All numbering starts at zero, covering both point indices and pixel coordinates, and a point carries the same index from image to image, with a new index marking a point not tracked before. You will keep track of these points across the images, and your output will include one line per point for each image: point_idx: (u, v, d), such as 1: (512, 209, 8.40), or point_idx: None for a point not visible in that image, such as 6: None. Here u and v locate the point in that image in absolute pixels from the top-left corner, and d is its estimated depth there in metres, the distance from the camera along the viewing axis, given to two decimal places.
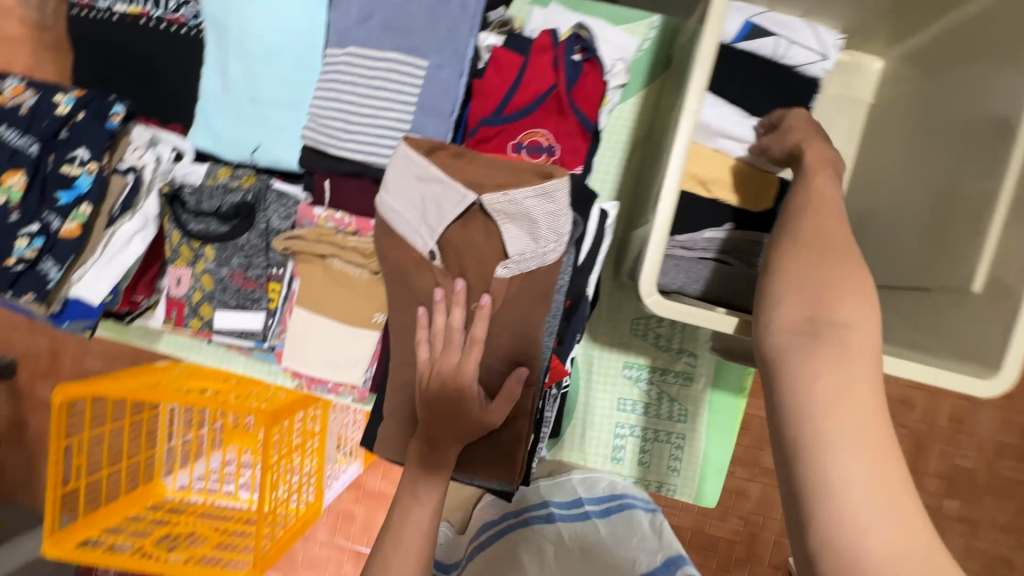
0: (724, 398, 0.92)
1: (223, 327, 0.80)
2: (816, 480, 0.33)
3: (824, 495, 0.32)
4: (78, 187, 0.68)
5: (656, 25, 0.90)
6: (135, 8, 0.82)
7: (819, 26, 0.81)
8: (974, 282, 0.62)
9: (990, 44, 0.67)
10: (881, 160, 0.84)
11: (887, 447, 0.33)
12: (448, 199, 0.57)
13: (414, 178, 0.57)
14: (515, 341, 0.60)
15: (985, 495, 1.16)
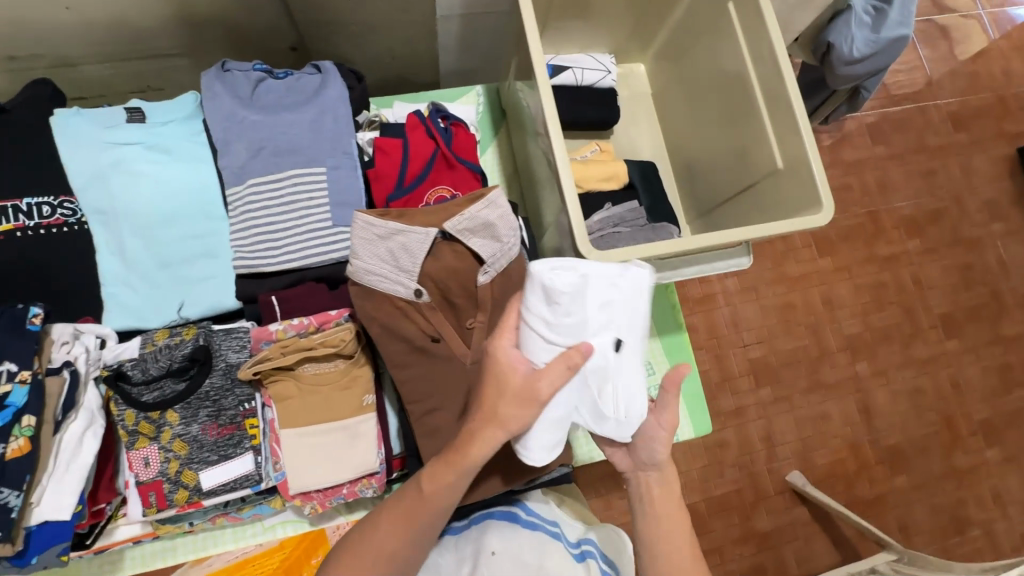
0: (671, 339, 1.09)
1: (213, 485, 0.75)
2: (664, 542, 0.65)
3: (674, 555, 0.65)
4: (11, 403, 0.63)
5: (481, 90, 1.13)
6: (7, 224, 0.80)
7: (597, 55, 1.11)
8: (779, 163, 0.87)
9: (700, 28, 1.00)
10: (678, 125, 1.13)
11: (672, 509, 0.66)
12: (422, 244, 0.67)
13: (383, 240, 0.66)
14: None
15: (873, 342, 1.49)
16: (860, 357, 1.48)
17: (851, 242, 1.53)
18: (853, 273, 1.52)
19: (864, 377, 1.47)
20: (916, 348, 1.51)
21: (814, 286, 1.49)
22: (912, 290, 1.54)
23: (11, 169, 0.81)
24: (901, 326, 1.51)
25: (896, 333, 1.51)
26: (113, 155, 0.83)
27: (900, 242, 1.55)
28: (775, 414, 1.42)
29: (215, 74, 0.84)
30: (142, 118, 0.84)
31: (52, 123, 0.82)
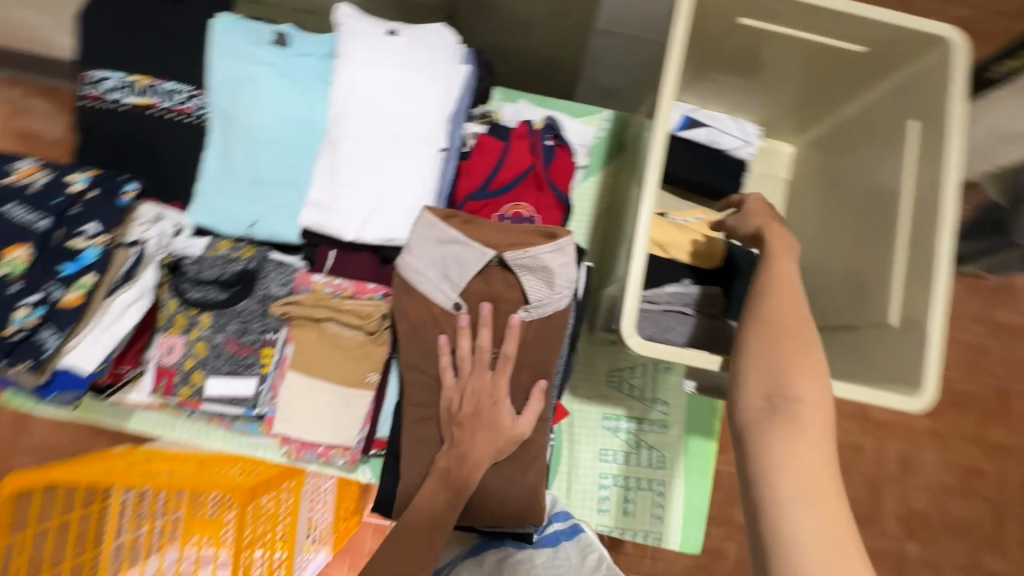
0: (697, 443, 0.99)
1: (214, 394, 0.80)
2: (770, 468, 0.44)
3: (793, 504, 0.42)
4: (82, 259, 0.71)
5: (608, 117, 1.07)
6: (146, 100, 0.88)
7: (742, 122, 1.02)
8: (893, 320, 0.74)
9: (872, 134, 0.87)
10: (803, 224, 1.01)
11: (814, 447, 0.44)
12: (475, 264, 0.67)
13: (438, 244, 0.67)
14: (525, 391, 0.68)
15: (936, 529, 1.29)
16: (916, 536, 1.29)
17: (960, 409, 1.31)
18: (947, 445, 1.31)
19: (911, 559, 1.28)
20: (986, 556, 1.28)
21: (893, 443, 1.31)
22: (1012, 492, 1.30)
23: (165, 54, 0.89)
24: (980, 525, 1.29)
25: (971, 531, 1.29)
26: (250, 69, 0.88)
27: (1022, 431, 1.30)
28: None
29: (356, 20, 0.84)
30: (286, 44, 0.89)
31: (213, 24, 0.89)
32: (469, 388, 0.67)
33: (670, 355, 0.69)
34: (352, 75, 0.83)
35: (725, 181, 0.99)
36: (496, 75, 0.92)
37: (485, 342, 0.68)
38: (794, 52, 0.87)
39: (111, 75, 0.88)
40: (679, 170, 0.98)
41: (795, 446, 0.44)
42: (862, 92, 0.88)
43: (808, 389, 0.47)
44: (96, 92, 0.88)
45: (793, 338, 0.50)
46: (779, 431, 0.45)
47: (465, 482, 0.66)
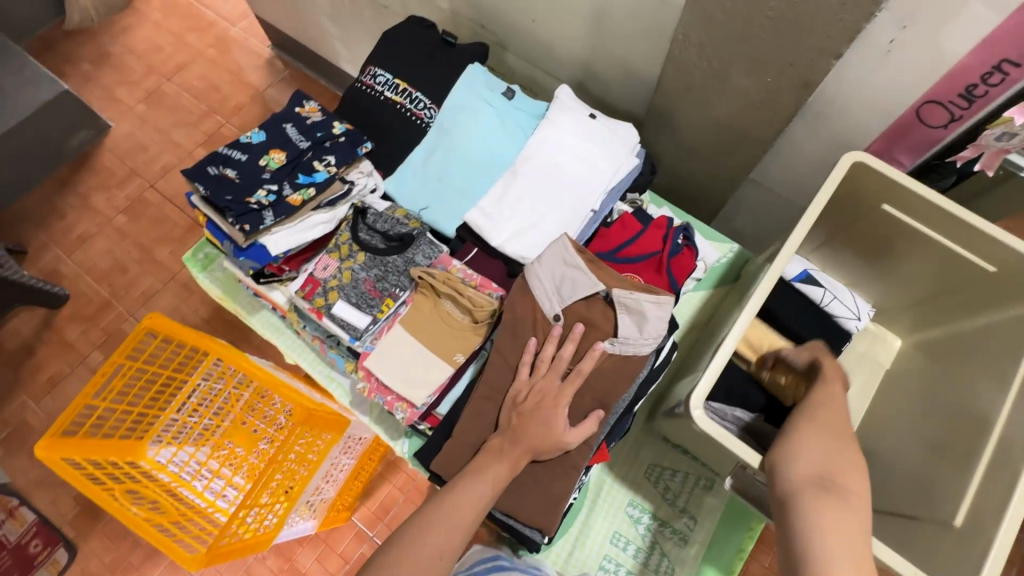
0: (711, 575, 0.96)
1: (337, 314, 0.96)
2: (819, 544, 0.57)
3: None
4: (314, 177, 0.94)
5: (734, 250, 1.19)
6: (398, 98, 1.17)
7: (858, 299, 1.09)
8: (957, 520, 0.72)
9: (984, 352, 0.90)
10: (891, 413, 1.01)
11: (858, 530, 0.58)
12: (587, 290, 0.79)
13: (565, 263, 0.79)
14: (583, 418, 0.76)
15: None
16: None
17: None
18: None
19: None
20: None
21: None
22: None
23: (426, 74, 1.19)
24: None
25: None
26: (478, 103, 1.14)
27: None
28: None
29: (568, 98, 1.07)
30: (510, 98, 1.15)
31: (467, 66, 1.17)
32: (538, 386, 0.77)
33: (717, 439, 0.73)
34: (550, 131, 1.04)
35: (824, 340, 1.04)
36: (657, 175, 1.09)
37: (565, 356, 0.77)
38: (923, 250, 0.94)
39: (385, 75, 1.19)
40: (785, 312, 1.05)
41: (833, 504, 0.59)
42: (985, 311, 0.92)
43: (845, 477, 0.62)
44: (371, 82, 1.19)
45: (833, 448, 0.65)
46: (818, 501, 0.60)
47: (512, 463, 0.73)
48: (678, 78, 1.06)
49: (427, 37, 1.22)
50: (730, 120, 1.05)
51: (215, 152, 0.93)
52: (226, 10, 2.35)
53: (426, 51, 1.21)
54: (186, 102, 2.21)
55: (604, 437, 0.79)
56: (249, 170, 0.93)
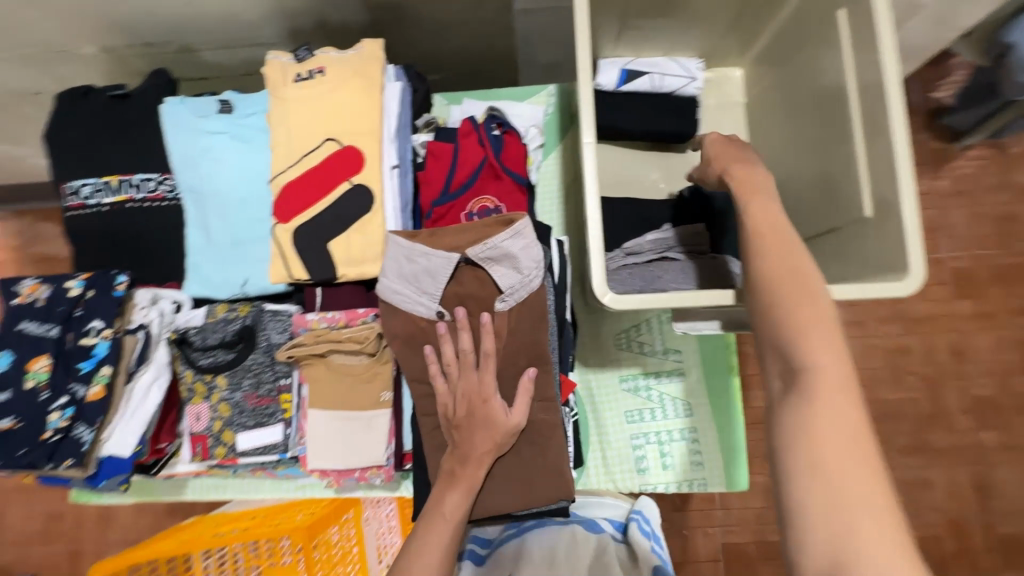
0: (720, 382, 0.99)
1: (247, 447, 0.85)
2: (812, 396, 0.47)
3: (800, 391, 0.48)
4: (95, 354, 0.76)
5: (553, 91, 1.08)
6: (121, 196, 0.95)
7: (682, 60, 1.01)
8: (868, 212, 0.72)
9: (807, 34, 0.85)
10: (769, 141, 0.99)
11: (838, 355, 0.48)
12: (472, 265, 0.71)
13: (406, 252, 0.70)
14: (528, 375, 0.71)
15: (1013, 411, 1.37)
16: (992, 425, 1.37)
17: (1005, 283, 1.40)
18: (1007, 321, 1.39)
19: (995, 450, 1.37)
20: None
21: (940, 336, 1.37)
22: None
23: (129, 149, 0.95)
24: None
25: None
26: (204, 142, 0.93)
27: None
28: None
29: (289, 67, 0.88)
30: (231, 110, 0.94)
31: (162, 110, 0.94)
32: (460, 389, 0.72)
33: (639, 309, 0.66)
34: (293, 118, 0.86)
35: (672, 122, 0.99)
36: (430, 81, 0.94)
37: (467, 346, 0.72)
38: None
39: (87, 182, 0.95)
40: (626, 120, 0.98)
41: (823, 408, 0.46)
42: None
43: (827, 361, 0.48)
44: (78, 200, 0.95)
45: (792, 317, 0.51)
46: (797, 404, 0.47)
47: (470, 481, 0.72)
48: None
49: (96, 109, 0.96)
50: None
51: None
52: None
53: (107, 124, 0.96)
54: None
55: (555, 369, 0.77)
56: (21, 403, 0.74)
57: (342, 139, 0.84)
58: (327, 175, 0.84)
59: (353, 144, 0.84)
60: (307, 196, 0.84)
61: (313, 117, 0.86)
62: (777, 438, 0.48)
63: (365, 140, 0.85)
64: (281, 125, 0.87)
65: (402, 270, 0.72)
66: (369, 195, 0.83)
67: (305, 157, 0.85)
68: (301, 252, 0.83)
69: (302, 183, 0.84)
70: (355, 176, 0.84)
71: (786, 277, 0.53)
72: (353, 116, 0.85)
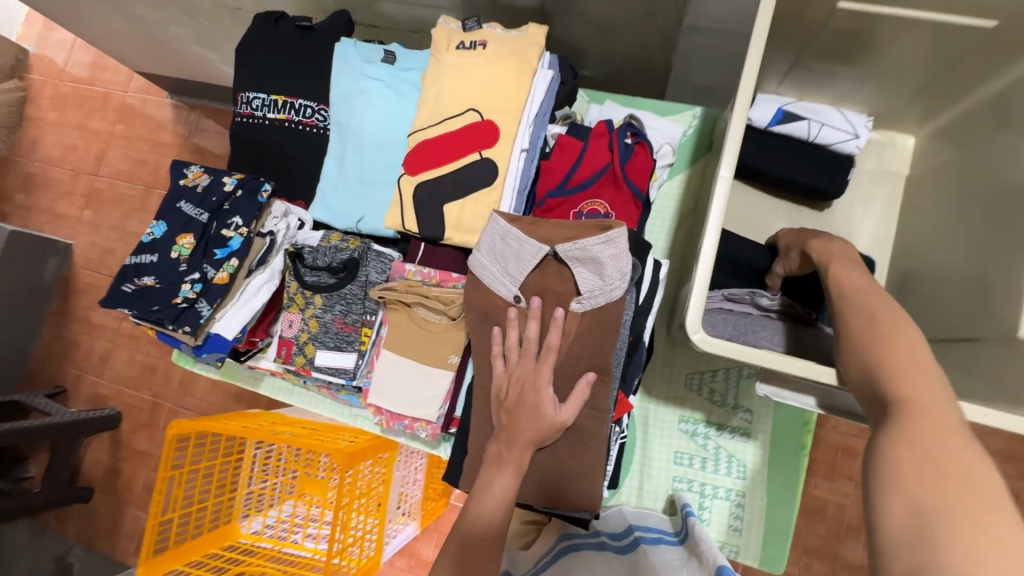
0: (785, 457, 0.93)
1: (322, 364, 0.93)
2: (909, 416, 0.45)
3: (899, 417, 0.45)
4: (230, 245, 0.87)
5: (699, 115, 1.05)
6: (283, 115, 1.06)
7: (849, 112, 0.94)
8: (1020, 332, 0.64)
9: (1008, 119, 0.75)
10: (923, 224, 0.89)
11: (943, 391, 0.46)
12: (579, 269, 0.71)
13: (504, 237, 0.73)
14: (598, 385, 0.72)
15: None
16: None
17: None
18: None
19: None
20: None
21: None
22: None
23: (300, 75, 1.06)
24: None
25: None
26: (363, 84, 1.01)
27: None
28: None
29: (454, 33, 0.92)
30: (393, 61, 1.00)
31: (337, 48, 1.03)
32: (516, 374, 0.74)
33: (726, 356, 0.64)
34: (445, 81, 0.91)
35: (821, 178, 0.93)
36: (580, 77, 0.96)
37: (531, 335, 0.74)
38: (906, 35, 0.79)
39: (259, 95, 1.07)
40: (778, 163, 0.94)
41: (922, 423, 0.44)
42: (996, 75, 0.78)
43: (920, 383, 0.47)
44: (249, 109, 1.07)
45: (889, 351, 0.51)
46: (897, 423, 0.45)
47: (518, 463, 0.71)
48: None
49: (283, 34, 1.08)
50: None
51: (124, 267, 0.86)
52: (109, 78, 2.15)
53: (289, 49, 1.07)
54: (122, 190, 2.10)
55: (619, 388, 0.77)
56: (164, 269, 0.86)
57: (482, 111, 0.87)
58: (459, 141, 0.88)
59: (491, 119, 0.87)
60: (434, 156, 0.88)
61: (462, 85, 0.89)
62: (868, 472, 0.44)
63: (503, 118, 0.87)
64: (432, 86, 0.92)
65: (492, 249, 0.76)
66: (493, 170, 0.86)
67: (445, 119, 0.89)
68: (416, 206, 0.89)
69: (435, 142, 0.89)
70: (485, 149, 0.87)
71: (879, 317, 0.54)
72: (499, 92, 0.88)
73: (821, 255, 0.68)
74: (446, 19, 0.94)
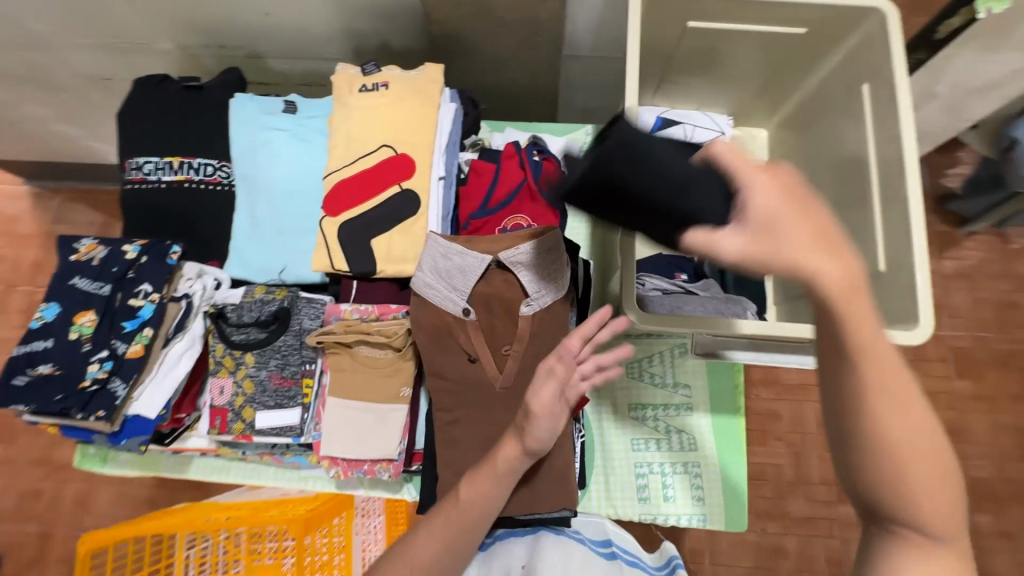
0: (726, 421, 1.02)
1: (264, 426, 0.87)
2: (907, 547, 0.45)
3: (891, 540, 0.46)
4: (140, 315, 0.80)
5: (591, 130, 1.16)
6: (181, 175, 1.01)
7: (713, 115, 1.09)
8: (881, 265, 0.78)
9: (830, 104, 0.93)
10: None
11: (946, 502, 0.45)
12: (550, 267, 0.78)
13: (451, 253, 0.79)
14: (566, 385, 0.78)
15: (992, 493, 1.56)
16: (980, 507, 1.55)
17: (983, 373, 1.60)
18: (990, 409, 1.59)
19: (984, 529, 1.53)
20: None
21: None
22: None
23: (195, 135, 1.02)
24: None
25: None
26: (266, 136, 1.00)
27: None
28: (813, 526, 1.40)
29: (355, 77, 0.95)
30: (295, 110, 1.01)
31: (233, 103, 1.01)
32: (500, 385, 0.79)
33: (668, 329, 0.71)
34: (353, 122, 0.93)
35: (701, 195, 0.45)
36: (482, 106, 1.02)
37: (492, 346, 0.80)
38: (742, 46, 0.95)
39: (150, 159, 1.01)
40: (658, 179, 0.46)
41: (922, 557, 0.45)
42: (814, 69, 0.96)
43: (921, 507, 0.44)
44: (140, 175, 1.01)
45: (904, 453, 0.44)
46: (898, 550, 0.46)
47: (487, 490, 0.72)
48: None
49: (169, 96, 1.04)
50: (516, 14, 0.98)
51: (11, 359, 0.76)
52: None
53: (178, 110, 1.03)
54: None
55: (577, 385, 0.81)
56: (63, 353, 0.77)
57: (395, 146, 0.91)
58: (377, 177, 0.90)
59: (405, 153, 0.90)
60: (355, 195, 0.90)
61: (371, 124, 0.92)
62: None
63: (417, 150, 0.90)
64: (341, 128, 0.93)
65: (436, 267, 0.80)
66: (416, 199, 0.89)
67: (359, 157, 0.91)
68: (343, 244, 0.88)
69: (353, 181, 0.90)
70: (404, 181, 0.89)
71: (884, 406, 0.44)
72: (408, 126, 0.92)
73: (764, 222, 0.42)
74: (344, 65, 0.96)
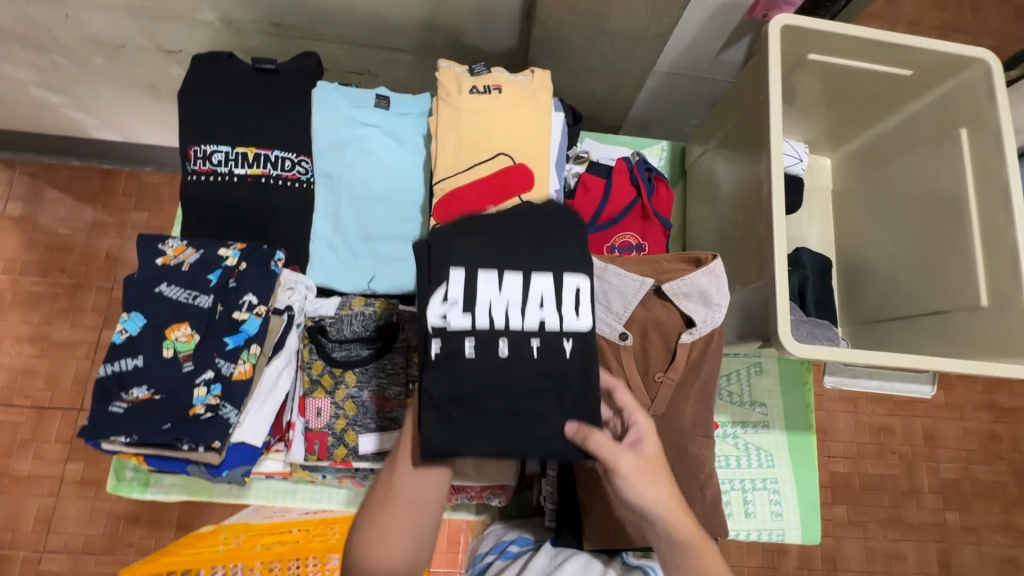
0: (801, 438, 1.06)
1: (367, 452, 0.79)
2: None
3: None
4: (245, 330, 0.71)
5: (667, 147, 1.17)
6: (256, 169, 0.91)
7: (791, 142, 1.11)
8: (982, 300, 0.86)
9: (915, 144, 0.99)
10: (855, 227, 1.10)
11: None
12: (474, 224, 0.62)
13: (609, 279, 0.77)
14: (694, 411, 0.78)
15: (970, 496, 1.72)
16: (953, 506, 1.70)
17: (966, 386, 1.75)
18: (967, 421, 1.75)
19: (954, 527, 1.69)
20: (1016, 517, 1.72)
21: (918, 422, 1.73)
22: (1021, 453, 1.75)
23: (271, 124, 0.92)
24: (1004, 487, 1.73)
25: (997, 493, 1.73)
26: (355, 132, 0.92)
27: (1019, 396, 1.77)
28: None
29: (465, 77, 0.89)
30: (387, 105, 0.93)
31: (315, 92, 0.92)
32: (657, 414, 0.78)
33: (821, 358, 0.75)
34: (464, 125, 0.87)
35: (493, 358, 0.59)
36: (582, 120, 0.97)
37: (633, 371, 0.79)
38: (839, 80, 0.98)
39: (220, 148, 0.90)
40: (445, 396, 0.56)
41: None
42: (898, 108, 1.01)
43: None
44: (207, 165, 0.90)
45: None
46: None
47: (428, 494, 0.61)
48: (559, 2, 0.92)
49: (240, 78, 0.92)
50: (628, 26, 0.96)
51: (103, 380, 0.67)
52: None
53: (251, 95, 0.92)
54: None
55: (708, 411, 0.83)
56: (161, 374, 0.68)
57: (513, 156, 0.86)
58: (497, 187, 0.85)
59: (525, 163, 0.86)
60: (472, 205, 0.85)
61: (485, 129, 0.87)
62: None
63: (535, 162, 0.87)
64: (448, 131, 0.87)
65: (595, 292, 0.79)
66: None
67: (473, 165, 0.86)
68: None
69: (468, 190, 0.85)
70: (523, 193, 0.85)
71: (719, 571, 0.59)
72: (525, 136, 0.88)
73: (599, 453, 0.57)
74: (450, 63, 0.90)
